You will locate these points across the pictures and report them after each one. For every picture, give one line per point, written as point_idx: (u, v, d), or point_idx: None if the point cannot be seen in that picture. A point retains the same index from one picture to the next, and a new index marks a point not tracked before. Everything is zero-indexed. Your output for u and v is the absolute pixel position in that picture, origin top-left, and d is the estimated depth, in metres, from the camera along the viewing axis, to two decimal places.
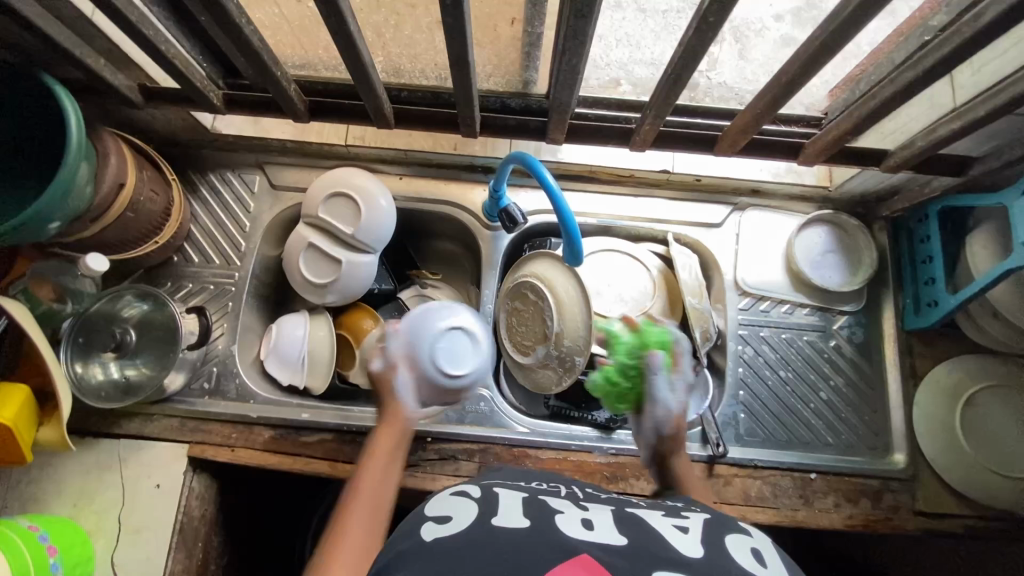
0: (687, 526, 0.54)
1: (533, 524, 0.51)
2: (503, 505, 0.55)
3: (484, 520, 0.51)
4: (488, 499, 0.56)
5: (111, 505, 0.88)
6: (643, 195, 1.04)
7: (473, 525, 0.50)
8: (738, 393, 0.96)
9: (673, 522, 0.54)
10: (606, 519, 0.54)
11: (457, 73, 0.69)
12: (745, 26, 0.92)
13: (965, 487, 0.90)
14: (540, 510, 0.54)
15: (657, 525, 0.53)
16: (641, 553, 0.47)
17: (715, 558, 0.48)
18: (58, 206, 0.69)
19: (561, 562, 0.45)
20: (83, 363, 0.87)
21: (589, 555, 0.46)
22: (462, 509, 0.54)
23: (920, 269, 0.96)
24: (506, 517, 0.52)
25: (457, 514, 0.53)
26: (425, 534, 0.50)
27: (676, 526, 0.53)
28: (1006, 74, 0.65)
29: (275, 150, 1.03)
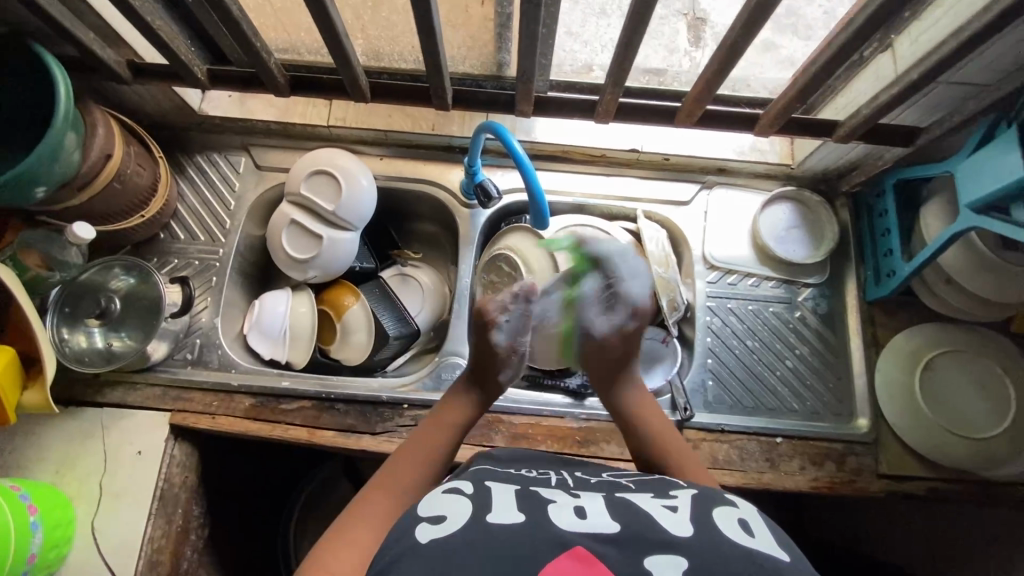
0: (675, 505, 0.59)
1: (528, 517, 0.55)
2: (498, 499, 0.59)
3: (480, 518, 0.55)
4: (482, 492, 0.59)
5: (93, 472, 0.90)
6: (615, 174, 1.07)
7: (473, 522, 0.54)
8: (706, 362, 1.00)
9: (663, 504, 0.59)
10: (597, 504, 0.58)
11: (426, 43, 0.73)
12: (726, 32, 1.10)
13: (926, 449, 0.93)
14: (534, 502, 0.58)
15: (648, 507, 0.58)
16: (634, 538, 0.53)
17: (702, 534, 0.53)
18: (47, 170, 0.74)
19: (560, 556, 0.50)
20: (69, 329, 0.90)
21: (583, 547, 0.51)
22: (458, 503, 0.58)
23: (879, 243, 1.00)
24: (501, 514, 0.55)
25: (452, 512, 0.56)
26: (419, 535, 0.53)
27: (665, 508, 0.58)
28: (937, 40, 0.69)
29: (260, 132, 1.07)
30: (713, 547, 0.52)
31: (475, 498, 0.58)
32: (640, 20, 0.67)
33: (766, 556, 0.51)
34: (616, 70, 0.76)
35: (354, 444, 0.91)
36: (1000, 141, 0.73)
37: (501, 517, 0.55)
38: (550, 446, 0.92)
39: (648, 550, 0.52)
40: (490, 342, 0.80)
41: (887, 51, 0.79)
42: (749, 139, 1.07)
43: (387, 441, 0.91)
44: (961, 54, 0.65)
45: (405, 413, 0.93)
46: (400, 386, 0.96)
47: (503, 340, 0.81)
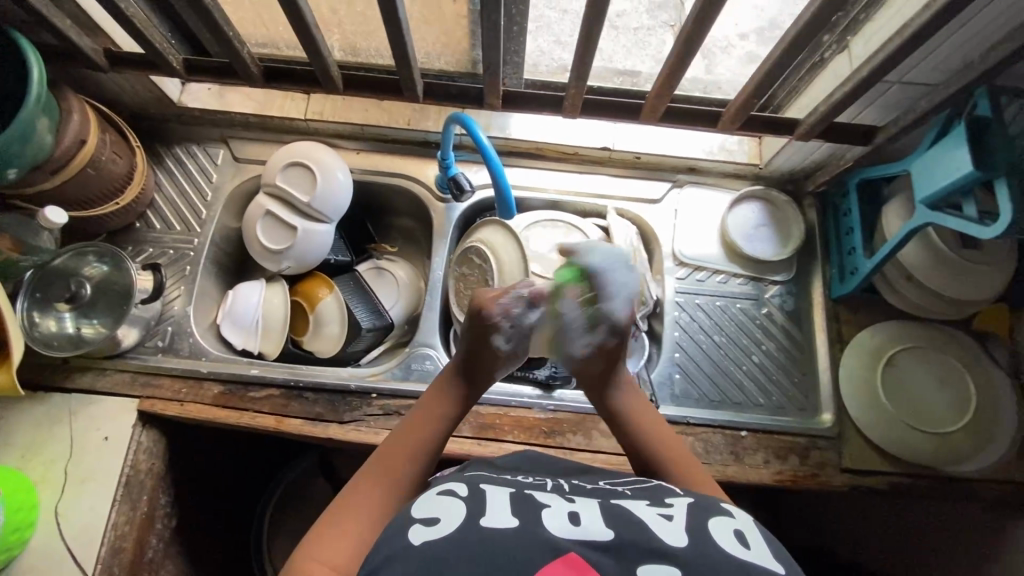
0: (671, 514, 0.57)
1: (521, 522, 0.53)
2: (491, 503, 0.57)
3: (473, 521, 0.53)
4: (475, 495, 0.58)
5: (58, 457, 0.90)
6: (588, 172, 1.09)
7: (465, 528, 0.52)
8: (674, 356, 1.01)
9: (658, 512, 0.58)
10: (592, 509, 0.57)
11: (393, 34, 0.75)
12: (713, 44, 1.06)
13: (888, 443, 0.93)
14: (528, 506, 0.57)
15: (643, 515, 0.57)
16: (628, 548, 0.52)
17: (696, 545, 0.52)
18: (18, 152, 0.75)
19: (551, 564, 0.49)
20: (40, 313, 0.90)
21: (575, 554, 0.50)
22: (450, 506, 0.56)
23: (844, 241, 1.02)
24: (494, 518, 0.54)
25: (445, 515, 0.55)
26: (413, 536, 0.52)
27: (661, 515, 0.57)
28: (884, 39, 0.72)
29: (238, 125, 1.08)
30: (706, 560, 0.51)
31: (470, 502, 0.57)
32: (598, 14, 0.69)
33: (760, 567, 0.51)
34: (578, 64, 0.78)
35: (320, 432, 0.92)
36: (951, 137, 0.76)
37: (495, 521, 0.53)
38: (516, 436, 0.92)
39: (641, 559, 0.51)
40: (487, 339, 0.76)
41: (843, 52, 0.81)
42: (719, 139, 1.09)
43: (354, 430, 0.92)
44: (907, 51, 0.68)
45: (373, 403, 0.94)
46: (370, 376, 0.97)
47: (504, 345, 0.79)
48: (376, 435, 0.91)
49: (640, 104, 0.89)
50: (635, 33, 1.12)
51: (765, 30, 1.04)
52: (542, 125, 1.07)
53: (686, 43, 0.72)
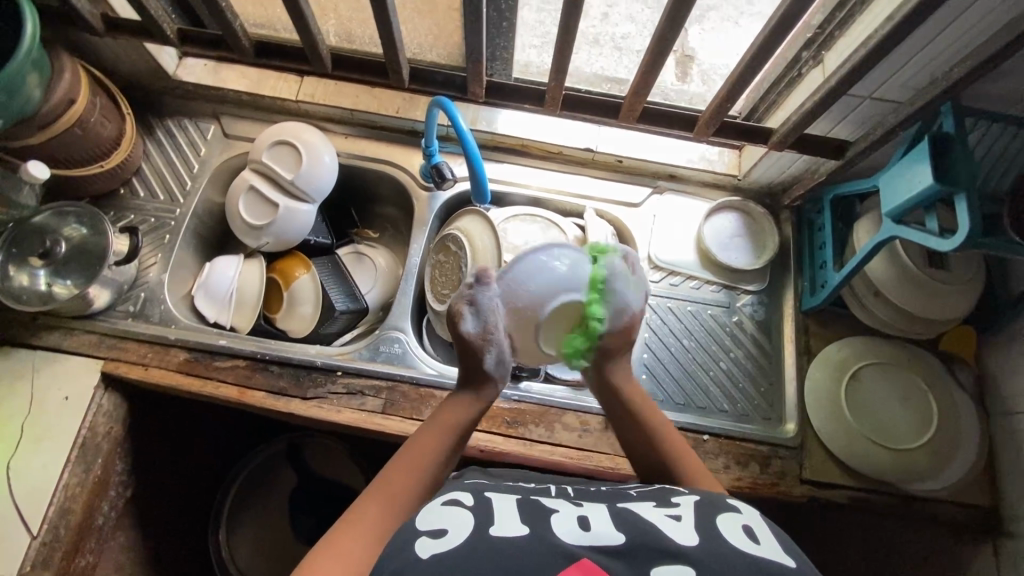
0: (679, 513, 0.57)
1: (533, 530, 0.53)
2: (499, 513, 0.56)
3: (483, 532, 0.52)
4: (483, 506, 0.57)
5: (16, 412, 0.89)
6: (571, 172, 1.11)
7: (474, 537, 0.52)
8: (642, 356, 1.01)
9: (666, 512, 0.58)
10: (601, 513, 0.57)
11: (380, 18, 0.77)
12: (712, 70, 1.13)
13: (848, 457, 0.93)
14: (537, 513, 0.56)
15: (652, 516, 0.57)
16: (638, 549, 0.51)
17: (708, 542, 0.52)
18: (4, 104, 0.77)
19: (565, 569, 0.49)
20: (15, 268, 0.91)
21: (590, 560, 0.50)
22: (458, 516, 0.55)
23: (817, 255, 1.03)
24: (504, 526, 0.53)
25: (453, 526, 0.54)
26: (419, 549, 0.51)
27: (670, 516, 0.57)
28: (854, 51, 0.74)
29: (230, 102, 1.10)
30: (718, 557, 0.50)
31: (476, 512, 0.56)
32: (575, 11, 0.72)
33: (773, 562, 0.51)
34: (558, 60, 0.81)
35: (282, 406, 0.91)
36: (914, 153, 0.78)
37: (504, 530, 0.53)
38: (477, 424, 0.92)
39: (654, 561, 0.50)
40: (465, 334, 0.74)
41: (818, 66, 0.84)
42: (700, 149, 1.11)
43: (317, 406, 0.92)
44: (869, 63, 0.71)
45: (337, 381, 0.94)
46: (337, 354, 0.96)
47: (474, 327, 0.73)
48: (338, 413, 0.91)
49: (620, 105, 0.92)
50: (637, 56, 1.15)
51: None
52: (527, 123, 1.09)
53: (661, 43, 0.75)
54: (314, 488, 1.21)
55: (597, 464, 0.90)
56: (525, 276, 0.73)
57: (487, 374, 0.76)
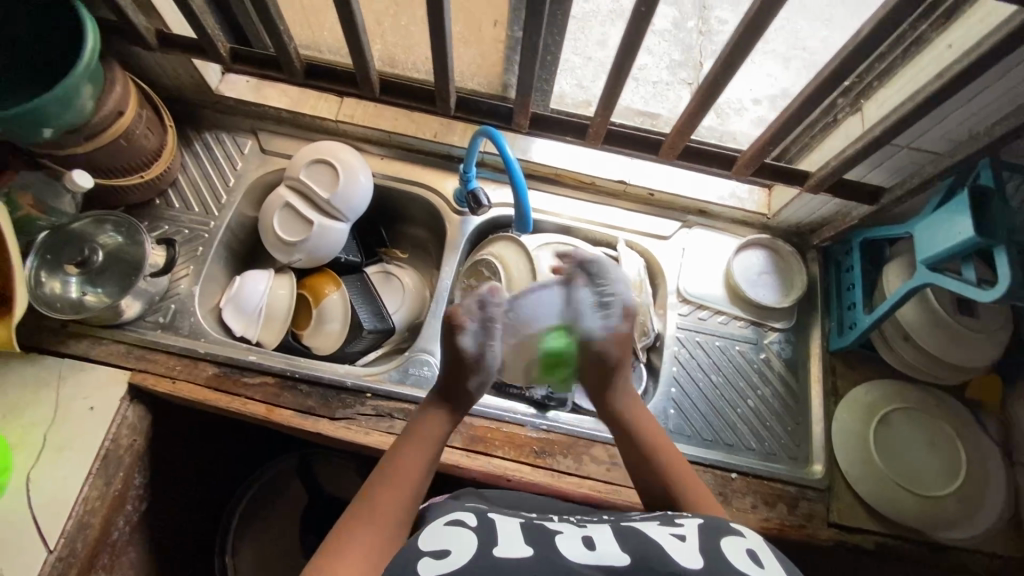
0: (683, 534, 0.57)
1: (537, 550, 0.54)
2: (503, 534, 0.57)
3: (486, 551, 0.53)
4: (486, 527, 0.57)
5: (39, 421, 0.88)
6: (602, 203, 1.13)
7: (479, 557, 0.52)
8: (670, 390, 1.01)
9: (670, 531, 0.58)
10: (604, 534, 0.58)
11: (437, 48, 0.79)
12: (728, 104, 1.17)
13: (876, 501, 0.94)
14: (541, 535, 0.57)
15: (655, 535, 0.57)
16: (642, 569, 0.52)
17: (712, 564, 0.52)
18: (57, 114, 0.77)
19: None
20: (48, 274, 0.91)
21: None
22: (462, 538, 0.55)
23: (844, 296, 1.04)
24: (508, 547, 0.54)
25: (457, 546, 0.54)
26: (422, 570, 0.51)
27: (674, 536, 0.56)
28: (899, 103, 0.76)
29: (270, 119, 1.12)
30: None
31: (480, 533, 0.56)
32: (630, 52, 0.74)
33: None
34: (607, 96, 0.82)
35: (310, 426, 0.91)
36: (951, 204, 0.80)
37: (508, 550, 0.53)
38: (507, 453, 0.92)
39: None
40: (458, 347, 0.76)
41: (856, 113, 0.86)
42: (731, 186, 1.12)
43: (345, 427, 0.91)
44: (914, 117, 0.72)
45: (366, 402, 0.93)
46: (367, 375, 0.96)
47: (471, 345, 0.77)
48: (367, 435, 0.90)
49: (660, 141, 0.93)
50: (654, 86, 1.21)
51: (775, 98, 1.17)
52: (562, 152, 1.11)
53: (710, 86, 0.76)
54: (324, 507, 1.19)
55: (626, 498, 0.89)
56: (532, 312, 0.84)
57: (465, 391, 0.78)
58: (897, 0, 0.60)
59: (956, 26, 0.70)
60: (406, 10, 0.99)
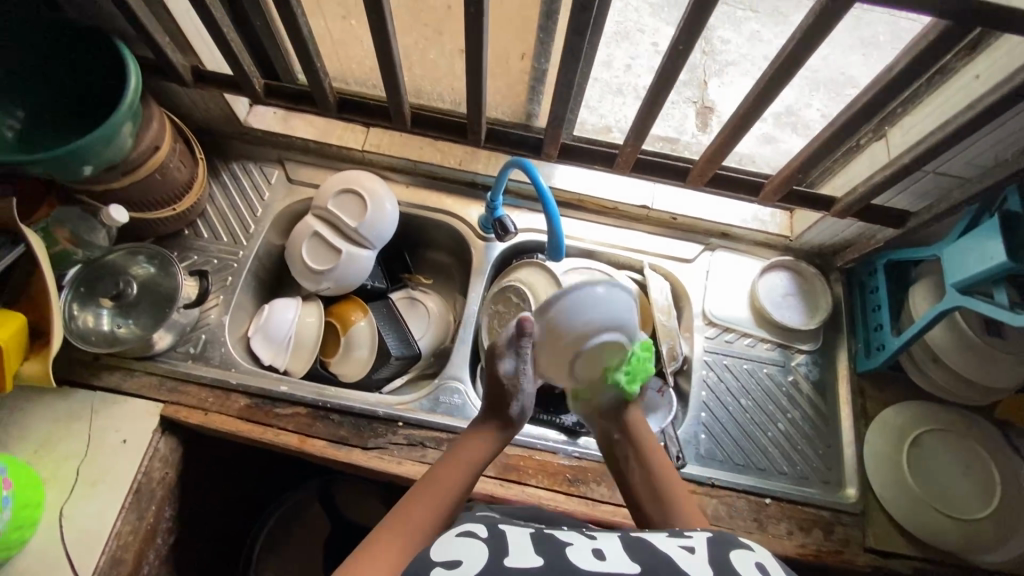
0: (692, 545, 0.57)
1: (548, 560, 0.53)
2: (515, 543, 0.56)
3: (498, 562, 0.52)
4: (498, 536, 0.57)
5: (72, 456, 0.87)
6: (625, 227, 1.14)
7: (490, 569, 0.51)
8: (700, 415, 1.01)
9: (679, 542, 0.57)
10: (614, 542, 0.57)
11: (472, 83, 0.81)
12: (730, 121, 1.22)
13: (913, 525, 0.93)
14: (551, 544, 0.56)
15: (666, 547, 0.56)
16: None
17: None
18: (99, 152, 0.78)
19: None
20: (80, 307, 0.91)
21: None
22: (472, 546, 0.55)
23: (870, 317, 1.05)
24: (520, 557, 0.53)
25: (468, 557, 0.53)
26: None
27: (683, 547, 0.56)
28: (928, 132, 0.78)
29: (296, 148, 1.13)
30: None
31: (491, 542, 0.55)
32: (664, 86, 0.75)
33: None
34: (638, 126, 0.84)
35: (342, 456, 0.91)
36: (982, 229, 0.81)
37: (519, 561, 0.53)
38: (540, 481, 0.91)
39: None
40: (498, 377, 0.76)
41: (881, 140, 0.88)
42: (752, 210, 1.13)
43: (378, 457, 0.91)
44: (945, 146, 0.73)
45: (398, 432, 0.93)
46: (398, 404, 0.96)
47: (510, 368, 0.75)
48: (399, 465, 0.90)
49: (687, 168, 0.95)
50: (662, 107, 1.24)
51: (782, 116, 1.19)
52: (584, 179, 1.13)
53: (742, 117, 0.78)
54: (348, 535, 1.18)
55: None
56: (574, 311, 0.72)
57: (508, 416, 0.77)
58: (932, 38, 0.62)
59: (984, 57, 0.71)
60: (434, 43, 0.99)
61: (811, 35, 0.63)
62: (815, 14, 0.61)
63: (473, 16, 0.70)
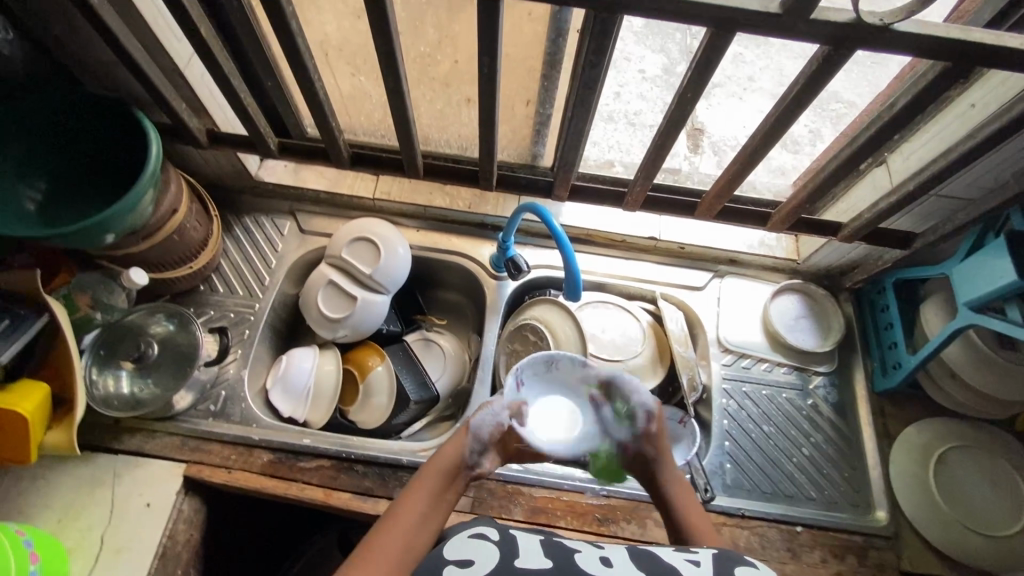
0: (698, 560, 0.57)
1: (556, 563, 0.55)
2: (525, 545, 0.58)
3: (508, 563, 0.54)
4: (508, 539, 0.59)
5: (96, 523, 0.86)
6: (634, 258, 1.15)
7: (499, 569, 0.53)
8: (724, 444, 1.01)
9: (685, 556, 0.57)
10: (621, 553, 0.58)
11: (485, 133, 0.83)
12: (722, 143, 1.25)
13: (946, 545, 0.93)
14: (560, 550, 0.58)
15: (671, 560, 0.56)
16: None
17: None
18: (122, 220, 0.79)
19: None
20: (99, 371, 0.92)
21: None
22: (484, 549, 0.57)
23: (883, 336, 1.06)
24: (529, 558, 0.55)
25: (480, 557, 0.56)
26: None
27: (688, 561, 0.56)
28: (930, 158, 0.80)
29: (307, 199, 1.15)
30: None
31: (502, 544, 0.58)
32: (672, 130, 0.78)
33: None
34: (647, 166, 0.86)
35: (369, 508, 0.90)
36: (988, 247, 0.83)
37: (529, 561, 0.55)
38: (570, 523, 0.90)
39: None
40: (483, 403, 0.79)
41: (880, 166, 0.90)
42: (758, 235, 1.16)
43: None
44: (948, 172, 0.76)
45: None
46: (421, 451, 0.95)
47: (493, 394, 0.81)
48: None
49: (695, 201, 0.97)
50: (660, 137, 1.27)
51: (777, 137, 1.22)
52: (591, 214, 1.15)
53: (749, 154, 0.80)
54: None
55: None
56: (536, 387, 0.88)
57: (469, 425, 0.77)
58: (932, 77, 0.64)
59: (977, 87, 0.75)
60: (441, 94, 1.03)
61: (814, 81, 0.66)
62: (817, 62, 0.63)
63: (486, 75, 0.73)
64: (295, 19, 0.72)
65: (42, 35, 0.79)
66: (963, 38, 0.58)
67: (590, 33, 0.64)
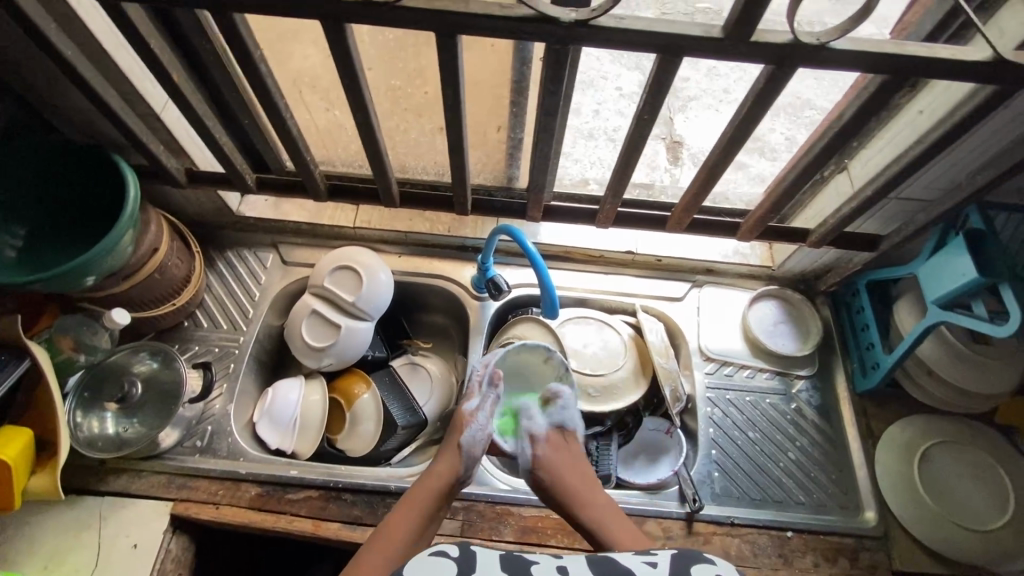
0: (655, 560, 0.58)
1: None
2: (483, 561, 0.57)
3: None
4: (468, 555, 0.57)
5: (84, 566, 0.86)
6: (613, 273, 1.17)
7: None
8: (711, 452, 1.02)
9: (642, 558, 0.59)
10: (580, 562, 0.58)
11: (456, 160, 0.86)
12: (699, 152, 1.29)
13: (935, 541, 0.93)
14: (518, 564, 0.57)
15: (628, 562, 0.58)
16: None
17: None
18: (102, 263, 0.80)
19: None
20: (83, 413, 0.92)
21: None
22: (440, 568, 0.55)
23: (860, 337, 1.08)
24: None
25: None
26: None
27: (645, 562, 0.58)
28: (886, 164, 0.83)
29: (288, 231, 1.16)
30: None
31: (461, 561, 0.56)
32: (634, 149, 0.81)
33: None
34: (615, 184, 0.88)
35: (359, 537, 0.90)
36: (952, 246, 0.85)
37: None
38: (562, 541, 0.90)
39: None
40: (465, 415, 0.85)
41: (842, 172, 0.93)
42: (732, 244, 1.18)
43: None
44: (903, 177, 0.79)
45: None
46: (409, 475, 0.95)
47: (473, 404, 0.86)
48: None
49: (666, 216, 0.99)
50: None
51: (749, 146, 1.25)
52: (569, 231, 1.17)
53: (710, 168, 0.82)
54: None
55: None
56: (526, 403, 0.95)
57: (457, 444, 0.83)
58: (876, 90, 0.67)
59: (924, 94, 0.78)
60: (415, 124, 1.07)
61: (764, 97, 0.68)
62: (764, 80, 0.66)
63: (451, 105, 0.75)
64: (264, 62, 0.75)
65: (19, 87, 0.81)
66: (897, 53, 0.61)
67: (546, 63, 0.66)
